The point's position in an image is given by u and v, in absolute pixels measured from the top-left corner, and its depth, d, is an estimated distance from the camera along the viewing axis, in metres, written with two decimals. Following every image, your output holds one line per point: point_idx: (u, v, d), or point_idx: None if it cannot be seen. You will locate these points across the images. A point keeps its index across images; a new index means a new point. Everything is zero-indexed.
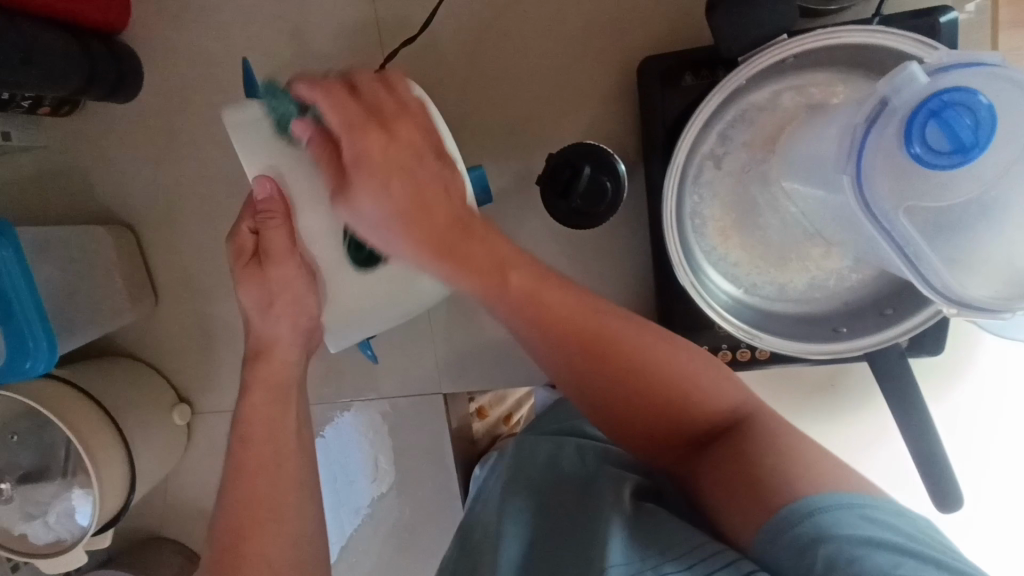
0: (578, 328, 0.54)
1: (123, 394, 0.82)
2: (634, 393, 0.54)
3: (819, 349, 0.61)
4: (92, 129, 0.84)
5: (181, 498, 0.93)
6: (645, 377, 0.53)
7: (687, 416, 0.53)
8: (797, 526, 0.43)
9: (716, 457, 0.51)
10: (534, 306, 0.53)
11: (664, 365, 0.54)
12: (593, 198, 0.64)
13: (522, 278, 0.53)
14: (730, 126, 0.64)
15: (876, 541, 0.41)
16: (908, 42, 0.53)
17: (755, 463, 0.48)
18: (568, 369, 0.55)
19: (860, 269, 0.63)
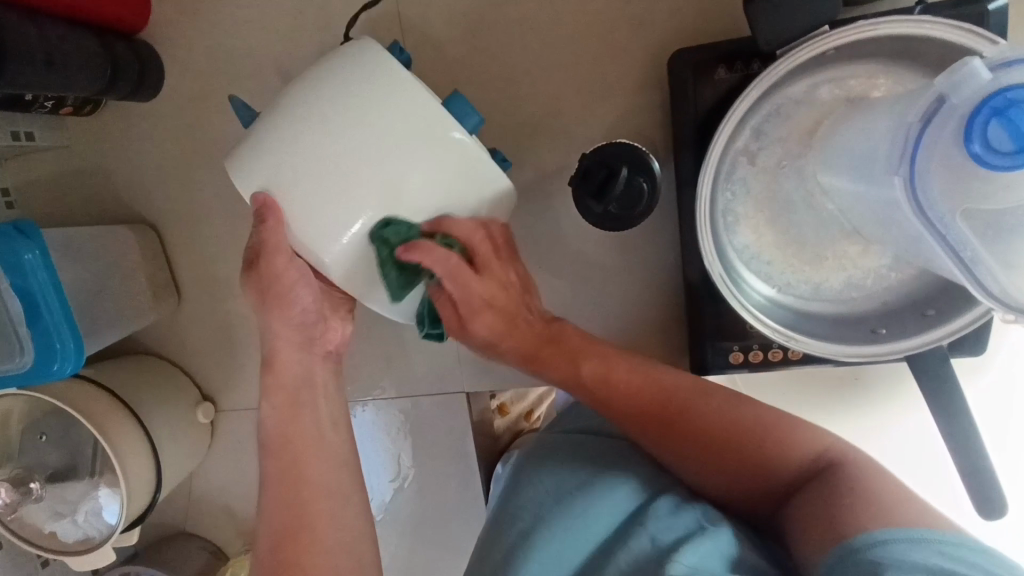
0: (652, 393, 0.62)
1: (148, 393, 0.82)
2: (704, 447, 0.59)
3: (858, 351, 0.59)
4: (113, 127, 0.83)
5: (205, 495, 0.93)
6: (722, 429, 0.58)
7: (757, 462, 0.57)
8: (862, 551, 0.45)
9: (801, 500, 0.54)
10: (606, 386, 0.63)
11: (743, 417, 0.58)
12: (630, 199, 0.62)
13: (592, 366, 0.64)
14: (765, 121, 0.62)
15: (940, 574, 0.43)
16: (958, 32, 0.51)
17: (834, 503, 0.50)
18: (640, 432, 0.62)
19: (899, 268, 0.62)
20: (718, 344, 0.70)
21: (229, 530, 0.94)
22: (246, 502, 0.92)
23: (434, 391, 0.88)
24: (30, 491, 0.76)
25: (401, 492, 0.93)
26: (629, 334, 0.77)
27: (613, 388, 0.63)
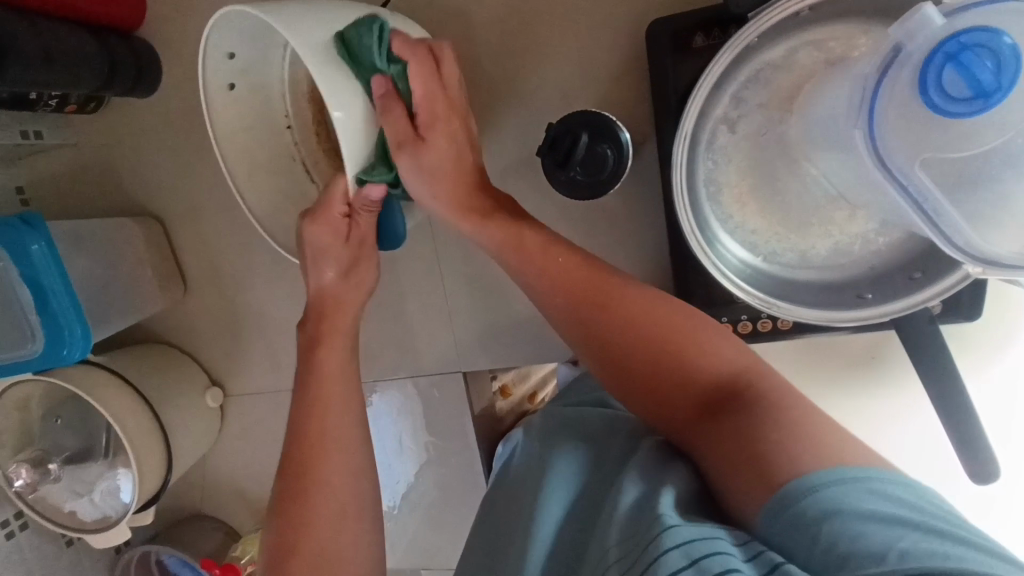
0: (579, 288, 0.60)
1: (159, 379, 0.86)
2: (627, 344, 0.57)
3: (841, 317, 0.59)
4: (118, 123, 0.86)
5: (218, 477, 0.97)
6: (651, 327, 0.56)
7: (678, 375, 0.54)
8: (799, 503, 0.43)
9: (722, 424, 0.50)
10: (545, 272, 0.61)
11: (671, 319, 0.56)
12: (592, 167, 0.63)
13: (533, 246, 0.62)
14: (744, 87, 0.61)
15: (877, 518, 0.40)
16: None
17: (757, 438, 0.47)
18: (574, 320, 0.60)
19: (887, 232, 0.60)
20: (707, 316, 0.69)
21: (243, 511, 0.97)
22: (258, 483, 0.95)
23: (433, 371, 0.90)
24: (49, 471, 0.80)
25: (405, 472, 0.95)
26: None
27: (543, 274, 0.61)
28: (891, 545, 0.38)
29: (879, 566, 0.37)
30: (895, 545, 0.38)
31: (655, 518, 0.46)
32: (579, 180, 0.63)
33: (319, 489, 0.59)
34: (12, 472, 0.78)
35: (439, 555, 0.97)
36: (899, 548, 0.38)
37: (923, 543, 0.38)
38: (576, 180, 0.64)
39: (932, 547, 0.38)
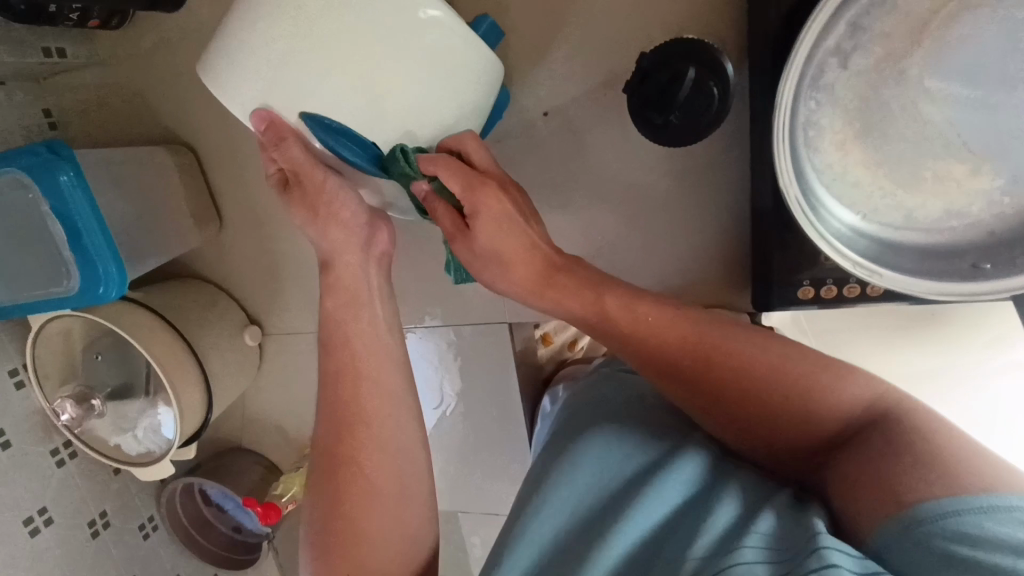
0: (675, 343, 0.55)
1: (196, 317, 0.83)
2: (734, 390, 0.52)
3: (954, 290, 0.52)
4: (143, 42, 0.80)
5: (258, 414, 0.96)
6: (760, 376, 0.51)
7: (798, 408, 0.50)
8: (925, 525, 0.38)
9: (856, 458, 0.46)
10: (633, 323, 0.56)
11: (774, 358, 0.51)
12: (694, 107, 0.55)
13: (616, 300, 0.57)
14: (864, 13, 0.51)
15: (1001, 548, 0.36)
16: None
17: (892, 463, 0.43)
18: (674, 379, 0.55)
19: (1015, 193, 0.52)
20: (786, 278, 0.63)
21: (283, 448, 0.97)
22: (298, 421, 0.95)
23: (476, 319, 0.86)
24: (93, 407, 0.79)
25: (443, 419, 0.93)
26: (687, 265, 0.71)
27: (632, 344, 0.56)
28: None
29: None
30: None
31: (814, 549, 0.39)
32: (670, 124, 0.56)
33: (367, 447, 0.56)
34: (57, 407, 0.77)
35: (476, 498, 0.96)
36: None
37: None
38: (664, 126, 0.56)
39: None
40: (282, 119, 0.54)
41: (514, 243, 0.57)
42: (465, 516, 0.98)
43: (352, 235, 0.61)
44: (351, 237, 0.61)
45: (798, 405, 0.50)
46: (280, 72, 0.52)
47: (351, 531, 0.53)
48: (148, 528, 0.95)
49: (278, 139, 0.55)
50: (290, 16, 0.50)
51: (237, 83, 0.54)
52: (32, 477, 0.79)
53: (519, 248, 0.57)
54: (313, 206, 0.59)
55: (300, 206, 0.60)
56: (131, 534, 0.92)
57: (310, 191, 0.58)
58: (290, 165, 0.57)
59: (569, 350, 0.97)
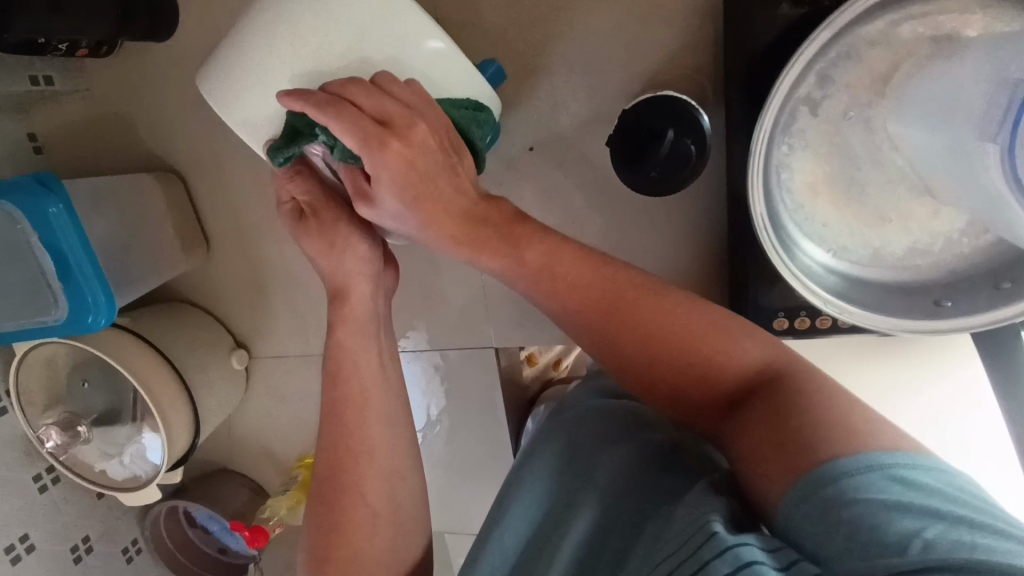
0: (597, 291, 0.55)
1: (183, 341, 0.84)
2: (654, 343, 0.52)
3: (917, 325, 0.54)
4: (130, 69, 0.80)
5: (243, 435, 0.97)
6: (670, 334, 0.52)
7: (710, 357, 0.50)
8: (826, 488, 0.38)
9: (742, 421, 0.47)
10: (552, 280, 0.56)
11: (677, 316, 0.52)
12: (674, 162, 0.57)
13: (537, 254, 0.56)
14: (833, 65, 0.54)
15: (905, 507, 0.35)
16: None
17: (786, 425, 0.43)
18: (592, 329, 0.55)
19: (973, 234, 0.56)
20: (762, 310, 0.65)
21: (270, 468, 0.98)
22: (286, 441, 0.96)
23: (462, 342, 0.87)
24: (80, 433, 0.79)
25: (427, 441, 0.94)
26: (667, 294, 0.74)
27: (556, 292, 0.56)
28: (917, 533, 0.34)
29: (901, 560, 0.33)
30: (920, 535, 0.34)
31: (695, 548, 0.39)
32: (646, 177, 0.58)
33: (355, 476, 0.58)
34: (42, 434, 0.77)
35: (462, 517, 0.97)
36: (925, 538, 0.33)
37: (950, 533, 0.33)
38: (640, 176, 0.58)
39: (960, 537, 0.33)
40: (294, 149, 0.56)
41: (432, 202, 0.55)
42: (449, 534, 0.99)
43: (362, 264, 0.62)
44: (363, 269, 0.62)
45: (702, 356, 0.51)
46: (287, 101, 0.54)
47: (342, 562, 0.55)
48: (131, 552, 0.95)
49: (294, 172, 0.60)
50: (291, 53, 0.52)
51: (253, 123, 0.56)
52: (16, 504, 0.79)
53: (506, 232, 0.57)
54: (325, 236, 0.61)
55: (310, 237, 0.62)
56: (115, 559, 0.92)
57: (324, 223, 0.61)
58: (305, 196, 0.61)
59: (554, 371, 1.01)
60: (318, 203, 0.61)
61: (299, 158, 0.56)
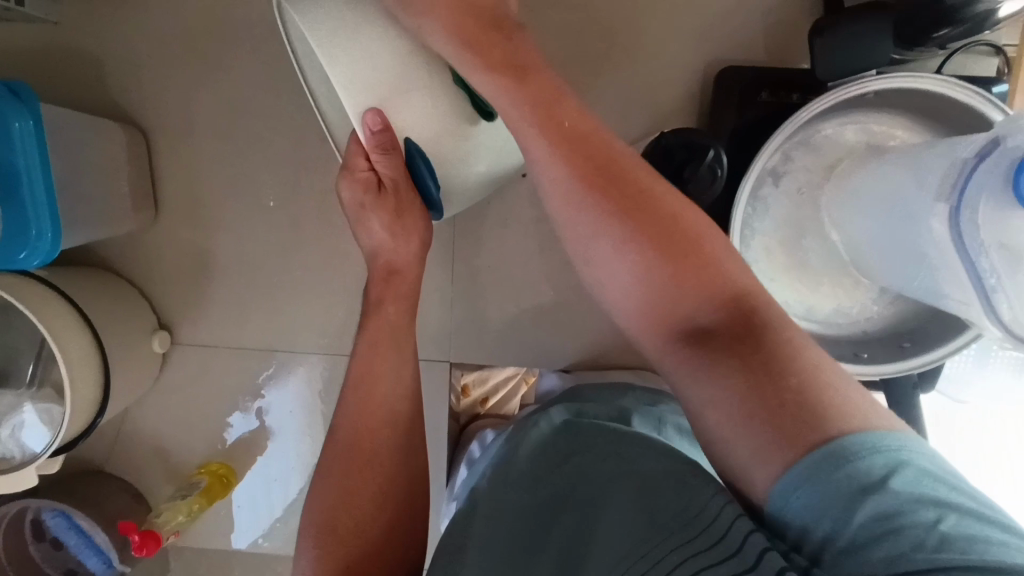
0: (603, 161, 0.51)
1: (107, 311, 0.75)
2: (663, 238, 0.48)
3: (845, 367, 0.64)
4: (118, 15, 0.78)
5: (136, 432, 0.86)
6: (664, 223, 0.49)
7: (713, 269, 0.47)
8: (846, 464, 0.35)
9: (739, 343, 0.42)
10: (561, 126, 0.52)
11: (680, 215, 0.49)
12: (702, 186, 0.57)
13: (569, 116, 0.53)
14: (794, 148, 0.67)
15: (927, 500, 0.33)
16: (970, 95, 0.57)
17: (802, 386, 0.39)
18: (603, 220, 0.49)
19: (883, 302, 0.69)
20: None
21: (159, 473, 0.86)
22: (188, 446, 0.86)
23: None
24: None
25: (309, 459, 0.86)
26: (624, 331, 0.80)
27: (587, 150, 0.51)
28: (937, 526, 0.32)
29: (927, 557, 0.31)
30: (939, 526, 0.32)
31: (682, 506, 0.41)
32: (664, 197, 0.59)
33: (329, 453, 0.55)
34: None
35: None
36: (942, 529, 0.32)
37: (970, 526, 0.32)
38: (663, 194, 0.59)
39: (977, 530, 0.32)
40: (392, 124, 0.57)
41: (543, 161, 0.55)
42: None
43: (415, 257, 0.67)
44: (411, 258, 0.67)
45: (715, 267, 0.47)
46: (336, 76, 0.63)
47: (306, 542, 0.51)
48: None
49: (388, 147, 0.58)
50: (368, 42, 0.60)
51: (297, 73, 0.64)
52: None
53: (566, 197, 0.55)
54: (398, 217, 0.65)
55: (382, 211, 0.65)
56: None
57: (400, 202, 0.64)
58: (389, 172, 0.61)
59: (482, 407, 0.97)
60: (401, 184, 0.63)
61: (380, 121, 0.56)
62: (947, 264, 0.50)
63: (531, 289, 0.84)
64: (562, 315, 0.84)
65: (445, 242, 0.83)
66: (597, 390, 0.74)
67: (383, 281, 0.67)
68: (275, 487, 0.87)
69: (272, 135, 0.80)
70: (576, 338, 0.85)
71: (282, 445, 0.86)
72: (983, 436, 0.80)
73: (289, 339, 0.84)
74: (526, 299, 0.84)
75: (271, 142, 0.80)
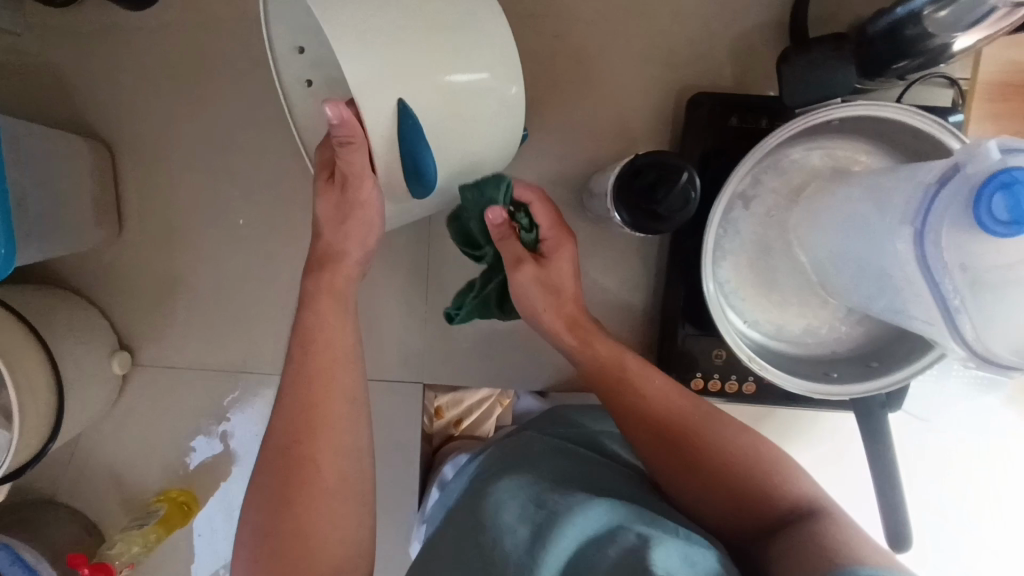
0: (667, 410, 0.63)
1: (64, 330, 0.72)
2: (719, 471, 0.59)
3: (815, 387, 0.65)
4: (86, 27, 0.76)
5: (91, 458, 0.82)
6: (711, 460, 0.59)
7: (765, 482, 0.57)
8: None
9: (786, 536, 0.52)
10: (626, 383, 0.65)
11: (751, 447, 0.60)
12: (674, 205, 0.57)
13: (629, 358, 0.66)
14: (763, 173, 0.69)
15: None
16: (929, 124, 0.60)
17: (822, 539, 0.49)
18: (652, 440, 0.62)
19: (850, 323, 0.70)
20: (684, 372, 0.74)
21: (114, 503, 0.82)
22: (146, 473, 0.82)
23: (387, 379, 0.84)
24: None
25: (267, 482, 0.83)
26: None
27: (638, 404, 0.64)
28: None
29: None
30: None
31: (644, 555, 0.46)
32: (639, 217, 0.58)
33: None
34: None
35: None
36: None
37: None
38: (635, 213, 0.59)
39: None
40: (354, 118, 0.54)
41: (541, 283, 0.68)
42: None
43: (360, 246, 0.65)
44: (351, 246, 0.65)
45: (761, 480, 0.57)
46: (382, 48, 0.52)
47: None
48: None
49: (349, 141, 0.55)
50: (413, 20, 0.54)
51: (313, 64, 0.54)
52: None
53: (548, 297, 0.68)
54: (341, 209, 0.63)
55: (331, 197, 0.63)
56: None
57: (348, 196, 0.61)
58: (347, 164, 0.57)
59: (456, 428, 0.96)
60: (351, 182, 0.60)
61: (345, 118, 0.54)
62: (916, 291, 0.51)
63: None
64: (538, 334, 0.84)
65: (420, 262, 0.82)
66: (577, 409, 0.73)
67: (318, 270, 0.65)
68: (238, 512, 0.83)
69: (244, 151, 0.79)
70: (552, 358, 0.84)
71: (246, 469, 0.83)
72: (946, 457, 0.82)
73: (257, 361, 0.82)
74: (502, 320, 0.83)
75: (242, 159, 0.79)
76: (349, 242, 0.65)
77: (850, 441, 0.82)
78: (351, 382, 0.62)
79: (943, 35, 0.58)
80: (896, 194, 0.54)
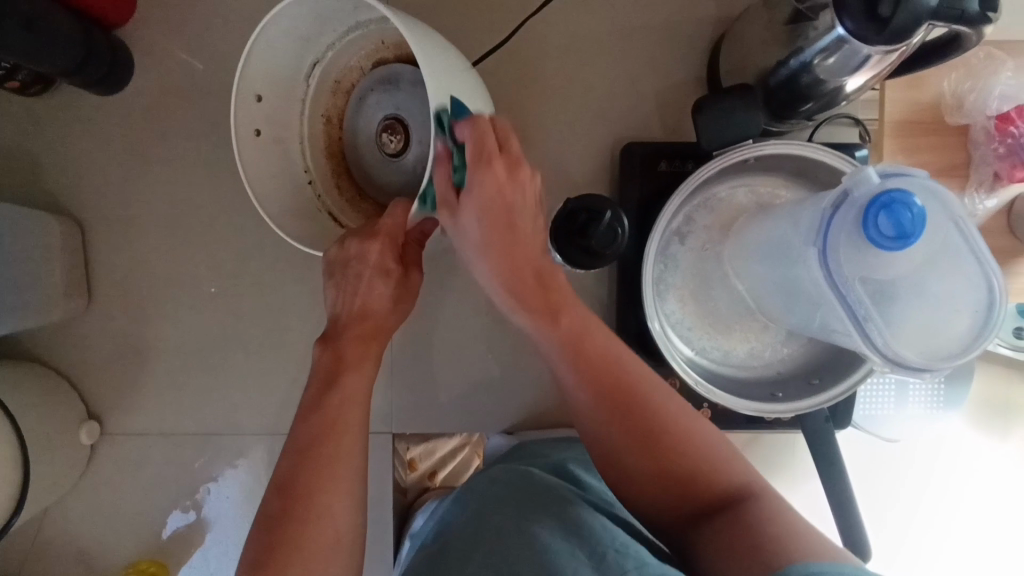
0: (604, 369, 0.58)
1: (31, 403, 0.73)
2: (661, 455, 0.55)
3: (761, 406, 0.68)
4: (59, 114, 0.81)
5: (57, 534, 0.81)
6: (650, 431, 0.56)
7: (703, 462, 0.55)
8: None
9: (723, 523, 0.52)
10: (575, 343, 0.59)
11: (680, 420, 0.56)
12: (604, 241, 0.63)
13: (571, 317, 0.61)
14: (694, 211, 0.75)
15: None
16: (833, 157, 0.66)
17: (756, 531, 0.49)
18: (593, 401, 0.58)
19: (790, 344, 0.75)
20: None
21: None
22: (114, 544, 0.81)
23: None
24: None
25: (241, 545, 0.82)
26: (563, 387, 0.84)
27: (583, 365, 0.59)
28: None
29: None
30: None
31: None
32: (574, 255, 0.64)
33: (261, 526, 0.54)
34: None
35: None
36: None
37: None
38: (571, 251, 0.64)
39: None
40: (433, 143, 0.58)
41: (499, 243, 0.61)
42: None
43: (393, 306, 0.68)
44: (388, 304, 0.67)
45: (701, 459, 0.55)
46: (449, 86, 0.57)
47: None
48: None
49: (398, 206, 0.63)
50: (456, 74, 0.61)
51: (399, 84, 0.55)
52: None
53: (498, 240, 0.60)
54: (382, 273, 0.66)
55: (376, 264, 0.65)
56: None
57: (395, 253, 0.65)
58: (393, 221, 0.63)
59: (430, 480, 0.93)
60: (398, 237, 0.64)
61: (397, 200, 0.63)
62: (832, 306, 0.56)
63: (470, 355, 0.87)
64: (501, 376, 0.87)
65: None
66: (545, 444, 0.76)
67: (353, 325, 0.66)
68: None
69: (210, 219, 0.82)
70: (516, 398, 0.87)
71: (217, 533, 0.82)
72: (899, 469, 0.85)
73: (225, 422, 0.83)
74: (467, 364, 0.87)
75: (209, 226, 0.83)
76: (387, 305, 0.67)
77: (806, 459, 0.85)
78: (350, 411, 0.60)
79: (833, 80, 0.66)
80: (804, 222, 0.60)
